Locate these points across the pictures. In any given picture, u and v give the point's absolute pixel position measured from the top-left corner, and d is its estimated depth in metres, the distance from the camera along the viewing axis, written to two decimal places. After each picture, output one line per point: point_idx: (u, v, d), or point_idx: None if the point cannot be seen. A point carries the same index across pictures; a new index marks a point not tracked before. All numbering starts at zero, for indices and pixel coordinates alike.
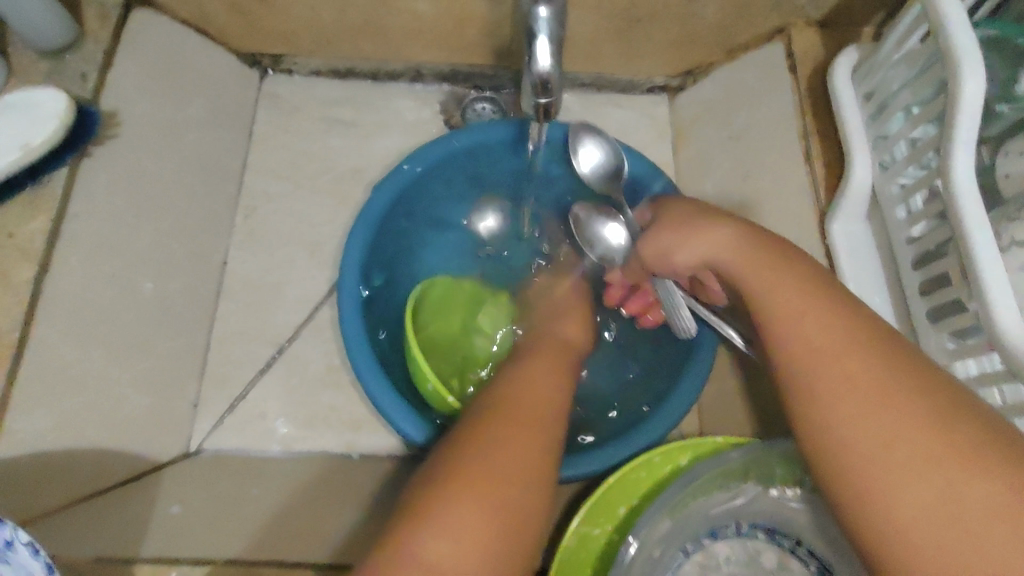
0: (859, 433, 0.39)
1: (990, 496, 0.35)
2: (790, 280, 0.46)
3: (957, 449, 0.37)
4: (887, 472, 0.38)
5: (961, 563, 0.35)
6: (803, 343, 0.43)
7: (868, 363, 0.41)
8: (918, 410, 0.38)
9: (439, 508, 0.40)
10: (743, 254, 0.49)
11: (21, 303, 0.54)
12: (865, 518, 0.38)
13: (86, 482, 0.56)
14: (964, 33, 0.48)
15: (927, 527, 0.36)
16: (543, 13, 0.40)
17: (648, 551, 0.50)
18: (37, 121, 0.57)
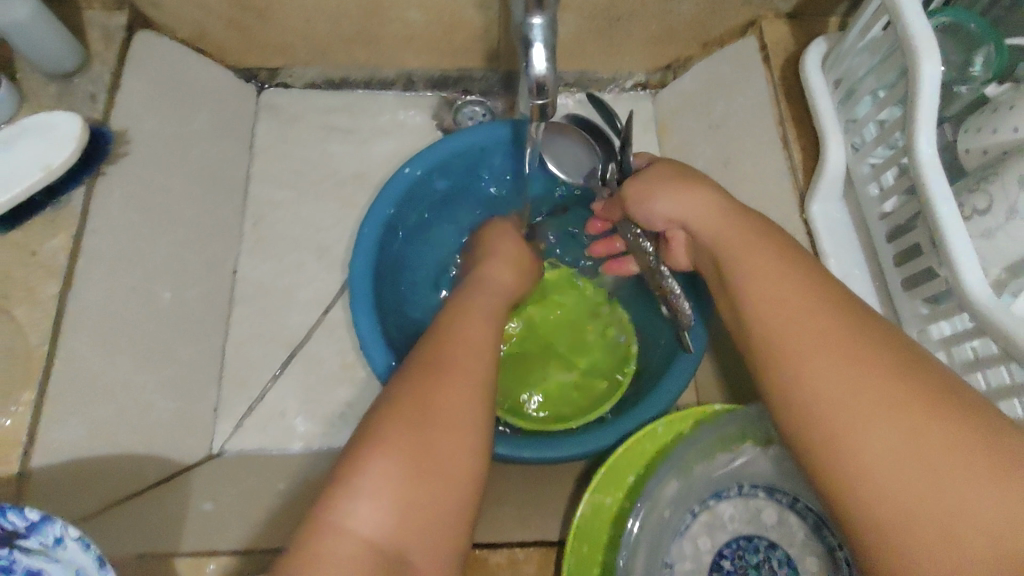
0: (821, 382, 0.41)
1: (950, 438, 0.37)
2: (760, 250, 0.49)
3: (916, 394, 0.39)
4: (850, 416, 0.40)
5: (921, 497, 0.36)
6: (777, 306, 0.45)
7: (839, 321, 0.43)
8: (879, 362, 0.40)
9: (398, 450, 0.42)
10: (721, 215, 0.53)
11: (47, 318, 0.57)
12: (832, 458, 0.40)
13: (121, 483, 0.59)
14: (920, 22, 0.52)
15: (884, 466, 0.38)
16: (536, 22, 0.44)
17: (658, 513, 0.55)
18: (54, 142, 0.60)
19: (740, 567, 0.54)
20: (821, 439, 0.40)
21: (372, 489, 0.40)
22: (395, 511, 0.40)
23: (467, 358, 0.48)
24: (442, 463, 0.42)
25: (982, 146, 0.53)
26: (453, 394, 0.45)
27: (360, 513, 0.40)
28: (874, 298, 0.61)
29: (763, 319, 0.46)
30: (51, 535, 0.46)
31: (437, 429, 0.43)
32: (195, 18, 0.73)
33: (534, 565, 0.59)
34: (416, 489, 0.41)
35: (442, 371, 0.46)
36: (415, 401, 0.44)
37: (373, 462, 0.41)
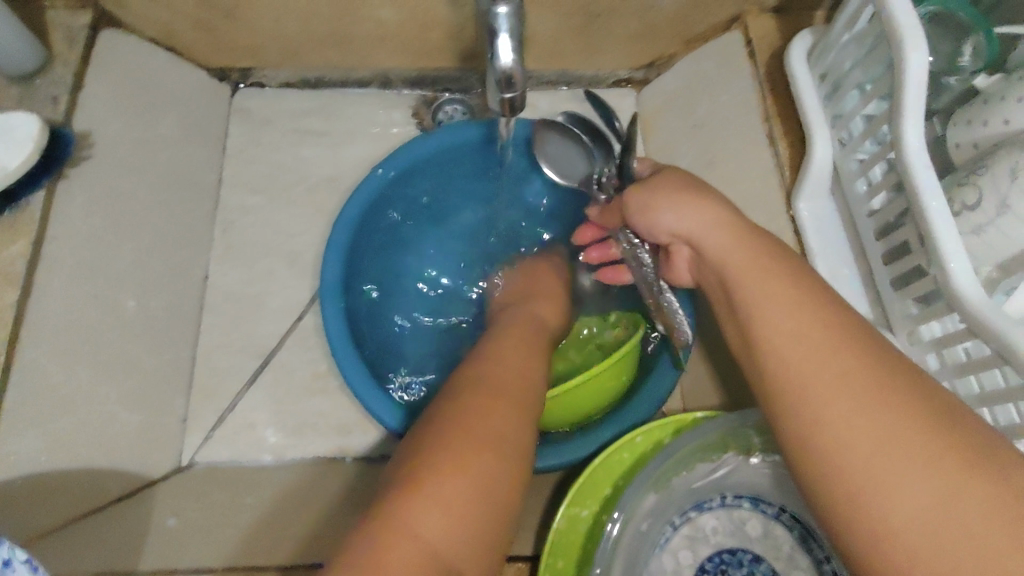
0: (842, 423, 0.38)
1: (989, 497, 0.34)
2: (770, 275, 0.45)
3: (945, 438, 0.36)
4: (876, 463, 0.36)
5: (955, 563, 0.33)
6: (789, 337, 0.42)
7: (865, 361, 0.39)
8: (905, 401, 0.37)
9: (466, 465, 0.39)
10: (727, 230, 0.49)
11: (3, 328, 0.55)
12: (858, 508, 0.37)
13: (74, 501, 0.56)
14: (906, 11, 0.50)
15: (915, 518, 0.35)
16: (502, 11, 0.42)
17: (635, 526, 0.52)
18: (13, 144, 0.58)
19: None
20: (844, 486, 0.37)
21: (441, 500, 0.38)
22: (457, 523, 0.38)
23: (525, 384, 0.47)
24: (501, 482, 0.40)
25: (972, 139, 0.51)
26: (512, 415, 0.44)
27: (424, 521, 0.37)
28: (862, 299, 0.59)
29: (773, 350, 0.42)
30: None
31: (499, 445, 0.41)
32: (162, 17, 0.71)
33: None
34: (481, 506, 0.39)
35: (500, 390, 0.45)
36: (478, 414, 0.43)
37: (440, 472, 0.39)
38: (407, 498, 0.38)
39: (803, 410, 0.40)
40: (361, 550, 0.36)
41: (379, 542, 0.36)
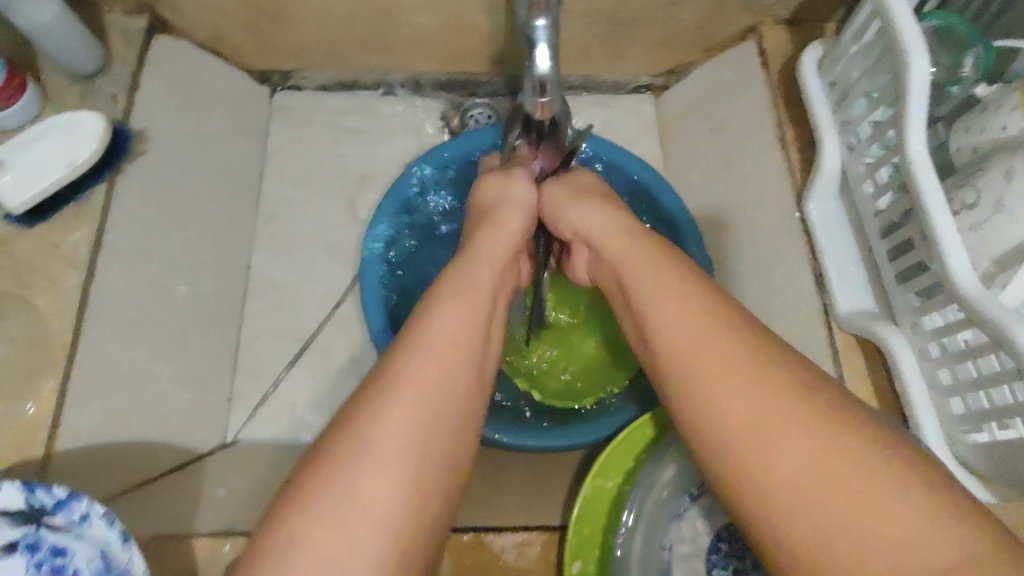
0: (728, 408, 0.39)
1: (861, 461, 0.36)
2: (666, 272, 0.46)
3: (835, 424, 0.37)
4: (767, 444, 0.37)
5: (839, 533, 0.34)
6: (680, 328, 0.43)
7: (747, 351, 0.40)
8: (790, 388, 0.39)
9: (327, 506, 0.36)
10: (618, 233, 0.53)
11: (70, 308, 0.59)
12: (753, 489, 0.37)
13: (134, 470, 0.60)
14: (911, 26, 0.54)
15: (803, 494, 0.36)
16: (540, 24, 0.45)
17: (657, 494, 0.56)
18: (78, 139, 0.62)
19: (737, 549, 0.55)
20: (737, 469, 0.38)
21: (298, 553, 0.35)
22: (348, 568, 0.35)
23: (419, 371, 0.40)
24: (375, 514, 0.36)
25: (971, 145, 0.55)
26: (402, 419, 0.38)
27: (307, 569, 0.34)
28: (868, 293, 0.63)
29: (665, 337, 0.43)
30: (77, 511, 0.48)
31: (373, 467, 0.37)
32: (212, 20, 0.76)
33: (540, 546, 0.60)
34: (353, 550, 0.35)
35: (391, 387, 0.40)
36: (351, 433, 0.38)
37: (296, 522, 0.35)
38: (263, 553, 0.35)
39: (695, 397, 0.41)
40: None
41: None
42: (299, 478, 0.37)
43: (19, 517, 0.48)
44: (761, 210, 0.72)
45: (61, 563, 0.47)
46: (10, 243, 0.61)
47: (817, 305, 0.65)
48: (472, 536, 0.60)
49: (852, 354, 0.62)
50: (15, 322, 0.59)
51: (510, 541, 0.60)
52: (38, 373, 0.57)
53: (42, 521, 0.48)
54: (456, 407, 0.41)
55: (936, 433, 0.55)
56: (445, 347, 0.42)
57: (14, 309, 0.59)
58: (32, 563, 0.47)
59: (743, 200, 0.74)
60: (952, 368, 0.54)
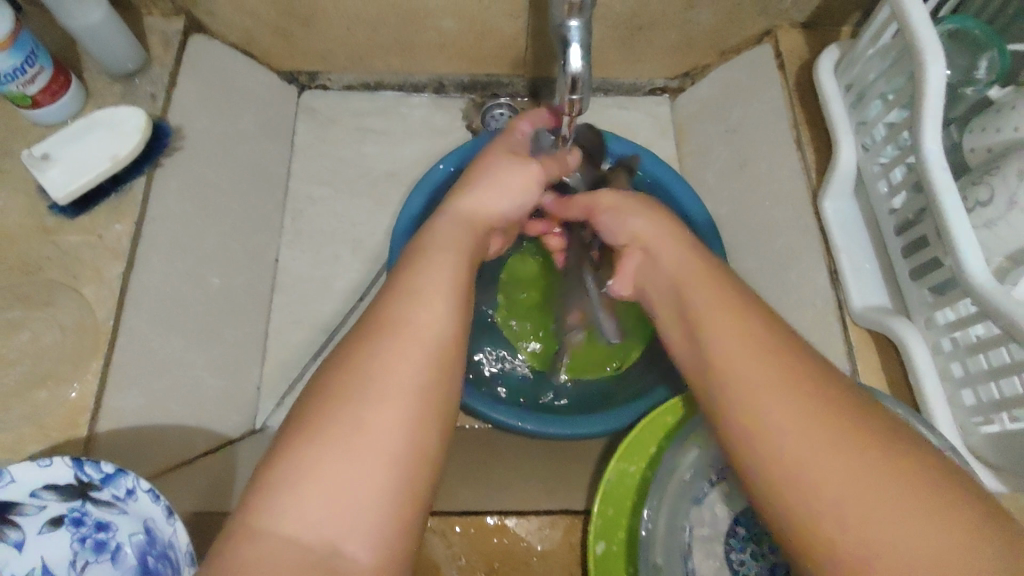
0: (775, 415, 0.37)
1: (911, 477, 0.33)
2: (710, 288, 0.45)
3: (881, 440, 0.35)
4: (817, 460, 0.35)
5: (885, 547, 0.32)
6: (725, 341, 0.41)
7: (782, 354, 0.39)
8: (831, 397, 0.37)
9: (331, 433, 0.35)
10: (677, 246, 0.50)
11: (112, 296, 0.62)
12: (798, 502, 0.35)
13: (171, 451, 0.62)
14: (927, 29, 0.56)
15: (856, 514, 0.33)
16: (574, 24, 0.49)
17: (680, 476, 0.57)
18: (121, 135, 0.65)
19: (756, 533, 0.57)
20: (785, 483, 0.35)
21: (302, 478, 0.34)
22: (330, 513, 0.33)
23: (419, 310, 0.40)
24: (382, 442, 0.35)
25: (985, 144, 0.57)
26: (397, 358, 0.38)
27: (283, 512, 0.33)
28: (883, 289, 0.65)
29: (708, 348, 0.41)
30: (123, 486, 0.50)
31: (377, 399, 0.36)
32: (245, 23, 0.78)
33: (561, 531, 0.64)
34: (360, 476, 0.34)
35: (395, 325, 0.39)
36: (355, 366, 0.38)
37: (299, 451, 0.35)
38: (265, 482, 0.34)
39: (736, 404, 0.39)
40: (217, 546, 0.33)
41: (231, 538, 0.33)
42: (300, 412, 0.37)
43: (67, 492, 0.50)
44: (777, 210, 0.74)
45: (105, 538, 0.52)
46: (56, 234, 0.64)
47: (832, 301, 0.67)
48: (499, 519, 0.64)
49: (867, 348, 0.64)
50: (61, 310, 0.61)
51: (535, 524, 0.64)
52: (83, 358, 0.59)
53: (88, 496, 0.51)
54: (445, 361, 0.39)
55: (948, 423, 0.57)
56: (436, 294, 0.42)
57: (59, 297, 0.61)
58: (77, 537, 0.53)
59: (759, 199, 0.76)
60: (964, 361, 0.56)
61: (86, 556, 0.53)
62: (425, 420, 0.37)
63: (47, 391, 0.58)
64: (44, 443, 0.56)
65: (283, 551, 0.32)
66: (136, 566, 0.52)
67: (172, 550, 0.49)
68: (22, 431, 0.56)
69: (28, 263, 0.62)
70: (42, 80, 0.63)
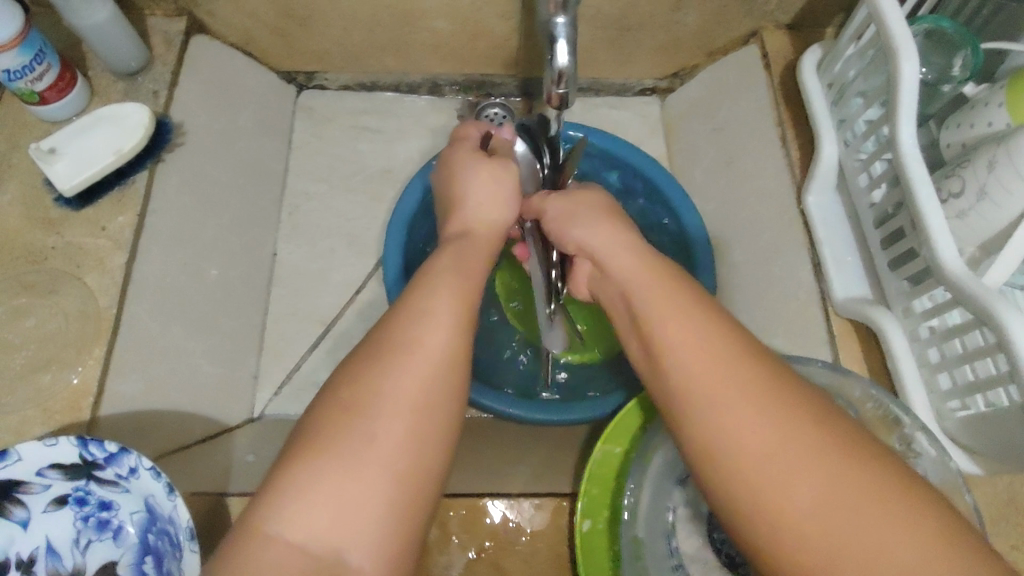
0: (738, 430, 0.39)
1: (866, 483, 0.36)
2: (677, 300, 0.45)
3: (840, 447, 0.37)
4: (781, 476, 0.37)
5: (840, 550, 0.35)
6: (692, 358, 0.42)
7: (750, 366, 0.41)
8: (794, 407, 0.39)
9: (345, 449, 0.39)
10: (636, 257, 0.51)
11: (115, 285, 0.64)
12: (762, 517, 0.37)
13: (171, 436, 0.63)
14: (901, 29, 0.58)
15: (814, 526, 0.35)
16: (560, 21, 0.51)
17: (664, 457, 0.59)
18: (126, 130, 0.67)
19: None
20: (748, 498, 0.37)
21: (315, 489, 0.38)
22: (337, 524, 0.37)
23: (422, 330, 0.43)
24: (388, 461, 0.39)
25: (960, 139, 0.59)
26: (400, 373, 0.41)
27: (292, 523, 0.37)
28: (864, 280, 0.67)
29: (677, 368, 0.42)
30: (126, 465, 0.52)
31: (385, 419, 0.40)
32: (245, 24, 0.80)
33: (546, 512, 0.66)
34: (367, 490, 0.38)
35: (401, 349, 0.42)
36: (364, 386, 0.41)
37: (315, 464, 0.38)
38: (281, 493, 0.38)
39: (701, 421, 0.40)
40: (235, 545, 0.37)
41: (250, 541, 0.37)
42: (314, 429, 0.40)
43: (71, 471, 0.52)
44: (762, 205, 0.76)
45: (108, 517, 0.54)
46: (60, 225, 0.66)
47: (814, 293, 0.68)
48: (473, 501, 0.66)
49: (847, 337, 0.66)
50: (64, 298, 0.63)
51: (514, 507, 0.66)
52: (86, 344, 0.61)
53: (92, 475, 0.53)
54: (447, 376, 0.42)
55: (925, 408, 0.59)
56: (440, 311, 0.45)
57: (63, 285, 0.63)
58: (81, 516, 0.54)
59: (744, 195, 0.78)
60: (940, 347, 0.58)
61: (89, 534, 0.54)
62: (426, 430, 0.41)
63: (51, 376, 0.60)
64: (47, 426, 0.58)
65: (297, 556, 0.36)
66: (139, 544, 0.53)
67: (171, 525, 0.51)
68: (27, 414, 0.58)
69: (34, 252, 0.64)
70: (49, 78, 0.65)
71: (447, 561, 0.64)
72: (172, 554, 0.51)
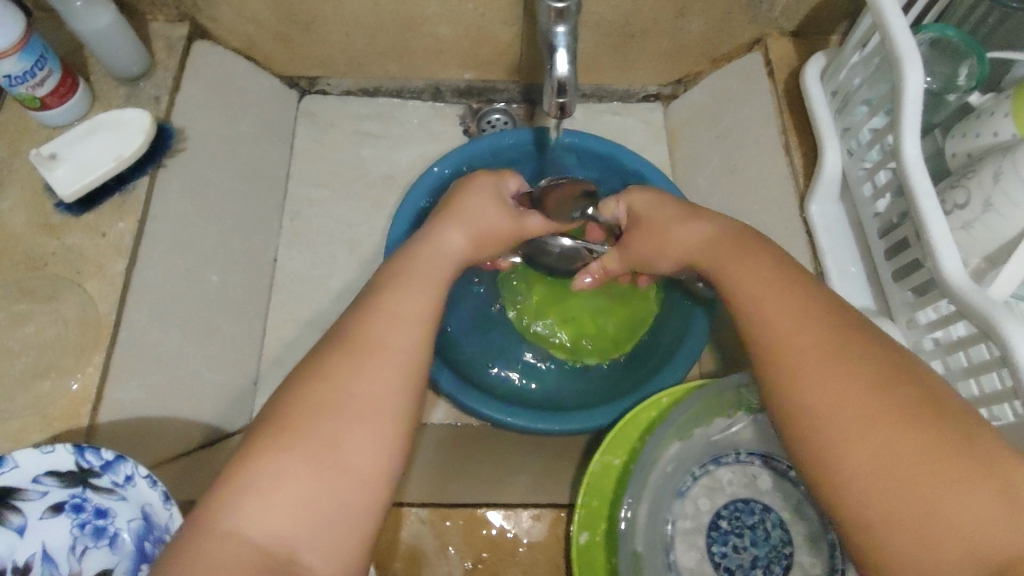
0: (806, 389, 0.41)
1: (932, 451, 0.37)
2: (763, 275, 0.48)
3: (913, 415, 0.38)
4: (840, 442, 0.39)
5: (900, 508, 0.36)
6: (767, 325, 0.45)
7: (827, 335, 0.43)
8: (872, 373, 0.40)
9: (303, 445, 0.38)
10: (705, 249, 0.53)
11: (114, 291, 0.64)
12: (826, 476, 0.39)
13: (171, 444, 0.63)
14: (906, 36, 0.57)
15: (878, 485, 0.37)
16: (560, 31, 0.51)
17: (662, 469, 0.61)
18: (125, 135, 0.67)
19: (737, 526, 0.61)
20: (811, 453, 0.40)
21: (270, 482, 0.37)
22: (300, 522, 0.37)
23: (391, 324, 0.44)
24: (342, 458, 0.39)
25: (966, 149, 0.59)
26: (370, 364, 0.42)
27: (245, 518, 0.36)
28: (869, 292, 0.66)
29: (762, 333, 0.45)
30: (123, 473, 0.52)
31: (346, 415, 0.40)
32: (247, 30, 0.80)
33: (547, 522, 0.67)
34: (322, 486, 0.38)
35: (368, 346, 0.42)
36: (325, 377, 0.41)
37: (269, 456, 0.38)
38: (230, 486, 0.37)
39: (778, 380, 0.43)
40: (187, 540, 0.36)
41: (204, 537, 0.36)
42: (271, 413, 0.40)
43: (68, 478, 0.52)
44: (764, 212, 0.75)
45: (105, 523, 0.53)
46: (61, 230, 0.66)
47: None
48: (472, 510, 0.67)
49: None
50: (63, 304, 0.63)
51: (519, 519, 0.67)
52: (84, 350, 0.61)
53: (89, 482, 0.53)
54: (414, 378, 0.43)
55: None
56: (411, 310, 0.45)
57: (62, 291, 0.63)
58: (77, 523, 0.54)
59: (748, 203, 0.78)
60: (944, 359, 0.57)
61: (85, 541, 0.54)
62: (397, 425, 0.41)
63: (49, 383, 0.59)
64: (45, 432, 0.58)
65: (251, 552, 0.35)
66: (134, 552, 0.53)
67: (166, 535, 0.51)
68: (25, 421, 0.58)
69: (34, 259, 0.64)
70: (51, 82, 0.65)
71: (447, 569, 0.65)
72: None
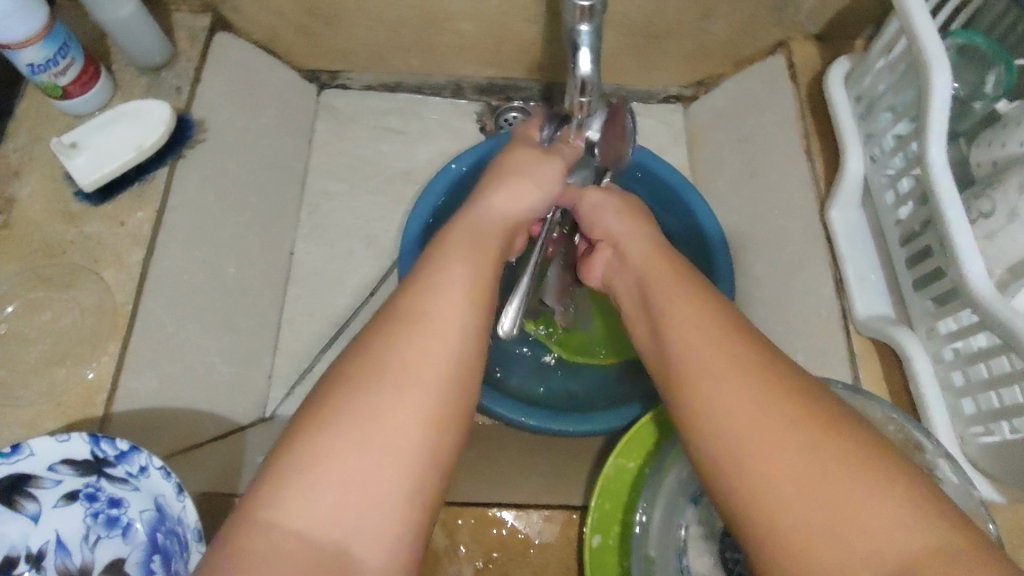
0: (725, 407, 0.40)
1: (848, 462, 0.36)
2: (683, 287, 0.48)
3: (826, 425, 0.38)
4: (756, 457, 0.38)
5: (821, 522, 0.35)
6: (688, 342, 0.44)
7: (736, 347, 0.42)
8: (782, 385, 0.40)
9: (355, 426, 0.38)
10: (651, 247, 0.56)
11: (132, 281, 0.64)
12: (741, 491, 0.38)
13: (183, 435, 0.63)
14: (934, 42, 0.56)
15: (797, 499, 0.36)
16: (584, 29, 0.50)
17: (676, 472, 0.59)
18: (146, 126, 0.67)
19: None
20: (728, 470, 0.39)
21: (327, 468, 0.37)
22: (344, 509, 0.37)
23: (440, 300, 0.44)
24: (391, 440, 0.38)
25: (990, 158, 0.58)
26: (421, 343, 0.41)
27: (299, 501, 0.36)
28: (888, 301, 0.66)
29: (677, 346, 0.45)
30: (137, 463, 0.51)
31: (396, 394, 0.40)
32: (270, 21, 0.80)
33: (558, 524, 0.67)
34: (368, 472, 0.37)
35: (412, 323, 0.42)
36: (370, 362, 0.41)
37: (323, 434, 0.38)
38: (287, 466, 0.37)
39: (693, 396, 0.42)
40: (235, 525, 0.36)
41: (253, 519, 0.36)
42: (318, 402, 0.40)
43: (83, 467, 0.52)
44: (784, 217, 0.75)
45: (117, 514, 0.54)
46: (80, 219, 0.66)
47: (836, 310, 0.67)
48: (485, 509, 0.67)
49: (869, 358, 0.65)
50: (81, 292, 0.63)
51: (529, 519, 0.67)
52: (101, 339, 0.61)
53: (103, 471, 0.53)
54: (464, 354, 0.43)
55: (946, 433, 0.58)
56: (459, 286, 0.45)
57: (81, 279, 0.63)
58: (90, 512, 0.54)
59: (766, 207, 0.77)
60: (964, 370, 0.56)
61: (98, 531, 0.54)
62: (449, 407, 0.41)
63: (66, 370, 0.60)
64: (60, 419, 0.58)
65: (297, 546, 0.35)
66: (147, 542, 0.54)
67: (180, 526, 0.51)
68: (40, 408, 0.58)
69: (52, 246, 0.64)
70: (73, 71, 0.66)
71: (457, 567, 0.65)
72: (180, 553, 0.51)
